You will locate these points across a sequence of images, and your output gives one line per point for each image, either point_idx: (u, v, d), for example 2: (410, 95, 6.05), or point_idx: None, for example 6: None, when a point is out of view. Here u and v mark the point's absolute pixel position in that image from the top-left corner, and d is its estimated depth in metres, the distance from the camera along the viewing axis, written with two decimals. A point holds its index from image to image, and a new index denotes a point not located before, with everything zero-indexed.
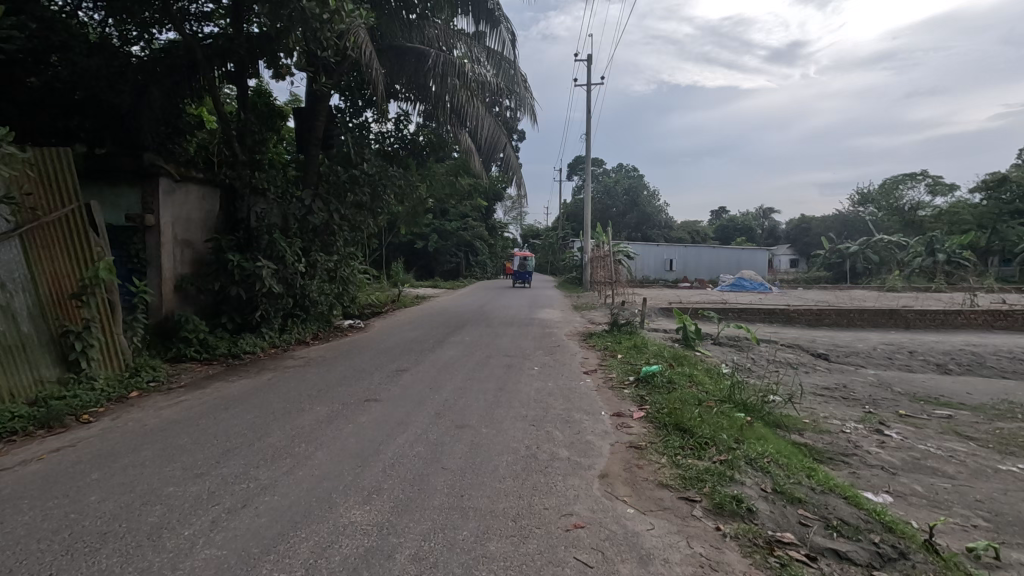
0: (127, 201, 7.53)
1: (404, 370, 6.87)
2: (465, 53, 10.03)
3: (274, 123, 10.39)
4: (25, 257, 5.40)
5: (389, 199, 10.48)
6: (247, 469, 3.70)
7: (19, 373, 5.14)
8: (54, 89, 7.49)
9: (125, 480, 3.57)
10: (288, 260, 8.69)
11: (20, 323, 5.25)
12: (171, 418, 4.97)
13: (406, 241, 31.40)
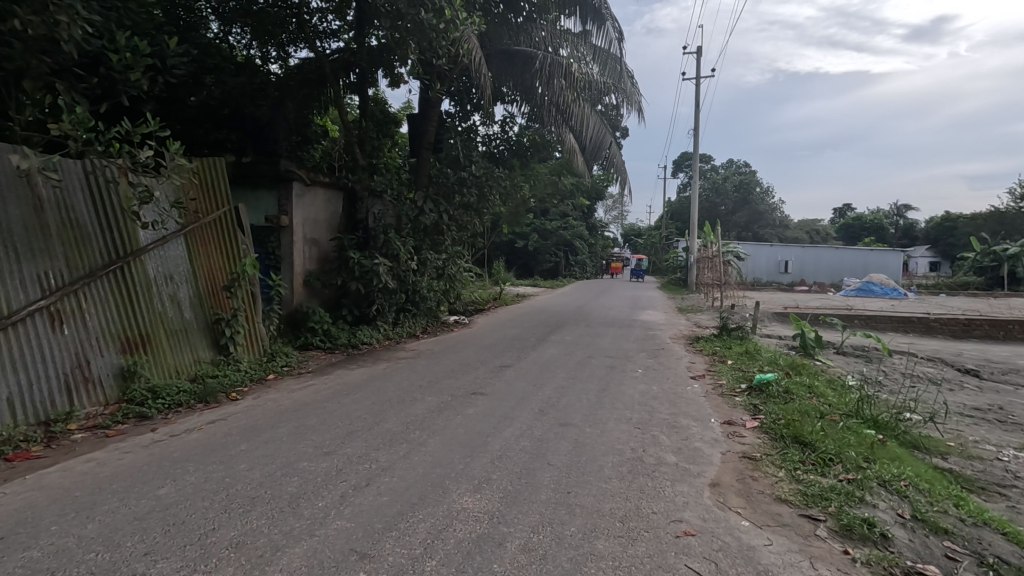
0: (266, 204, 8.42)
1: (508, 366, 7.03)
2: (572, 53, 10.01)
3: (389, 129, 11.09)
4: (189, 253, 6.19)
5: (494, 200, 10.77)
6: (368, 451, 4.01)
7: (183, 353, 5.94)
8: (209, 107, 8.56)
9: (268, 452, 4.02)
10: (401, 259, 9.25)
11: (184, 310, 6.05)
12: (303, 400, 5.51)
13: (507, 241, 32.03)
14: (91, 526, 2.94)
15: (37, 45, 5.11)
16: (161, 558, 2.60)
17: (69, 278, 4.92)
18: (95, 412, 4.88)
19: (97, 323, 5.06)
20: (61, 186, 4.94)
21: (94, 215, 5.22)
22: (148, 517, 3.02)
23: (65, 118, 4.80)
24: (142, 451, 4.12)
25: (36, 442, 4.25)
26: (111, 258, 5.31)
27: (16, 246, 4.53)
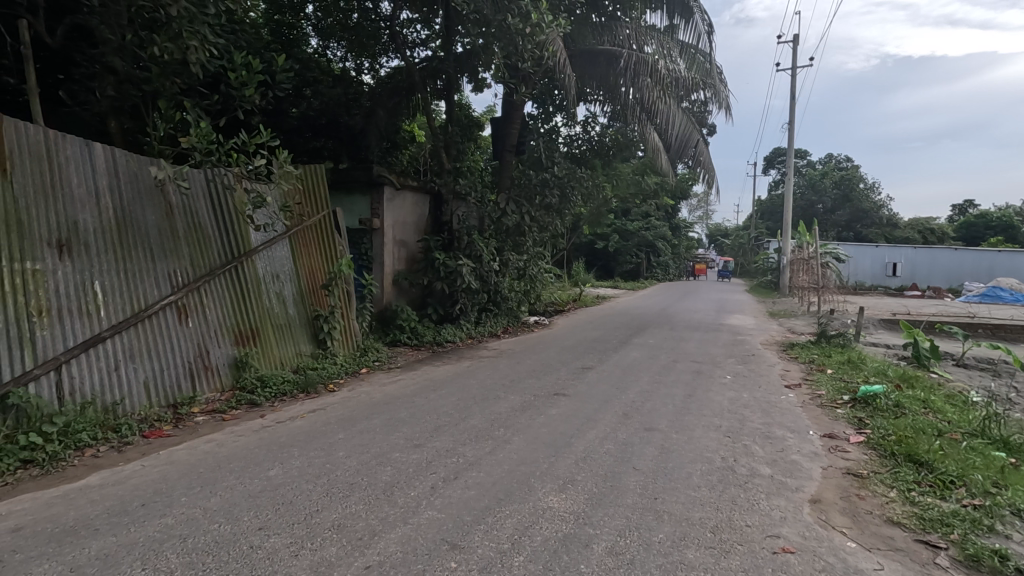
0: (360, 207, 8.90)
1: (589, 368, 6.98)
2: (658, 50, 9.76)
3: (473, 133, 11.36)
4: (293, 254, 6.68)
5: (575, 200, 10.75)
6: (455, 446, 4.14)
7: (287, 346, 6.43)
8: (309, 117, 9.19)
9: (363, 441, 4.26)
10: (485, 260, 9.46)
11: (288, 306, 6.54)
12: (394, 393, 5.79)
13: (587, 242, 31.77)
14: (214, 500, 3.26)
15: (170, 68, 5.74)
16: (274, 533, 2.83)
17: (193, 275, 5.46)
18: (213, 398, 5.40)
19: (215, 317, 5.59)
20: (188, 193, 5.51)
21: (214, 219, 5.77)
22: (261, 495, 3.30)
23: (193, 133, 5.36)
24: (254, 434, 4.51)
25: (166, 421, 4.77)
26: (228, 258, 5.85)
27: (151, 247, 5.10)
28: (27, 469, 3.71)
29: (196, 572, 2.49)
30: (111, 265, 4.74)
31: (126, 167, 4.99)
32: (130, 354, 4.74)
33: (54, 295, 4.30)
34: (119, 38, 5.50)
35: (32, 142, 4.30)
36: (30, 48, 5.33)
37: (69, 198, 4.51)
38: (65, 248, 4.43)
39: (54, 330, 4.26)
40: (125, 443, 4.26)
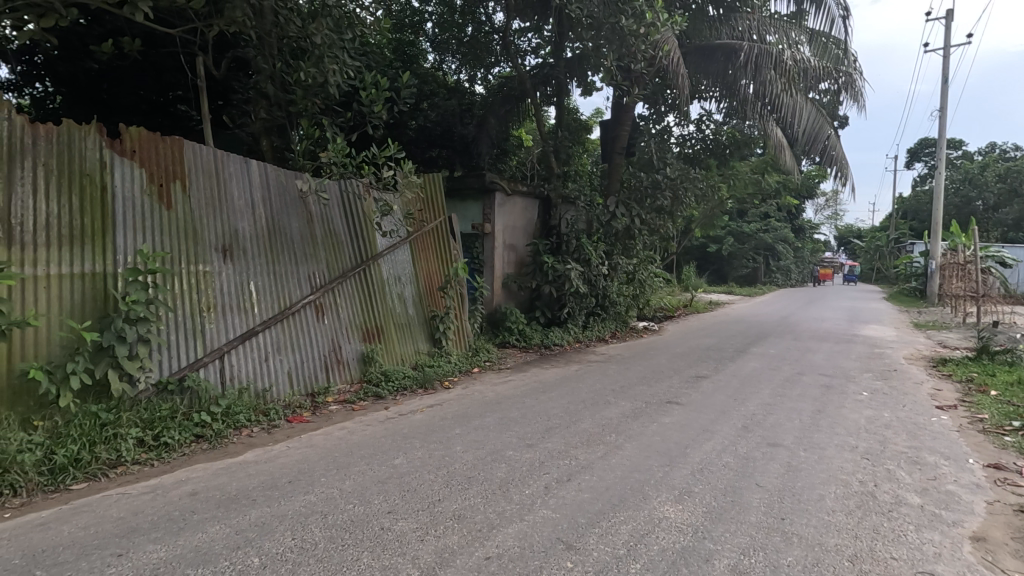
0: (473, 212, 9.24)
1: (704, 377, 6.67)
2: (783, 40, 9.15)
3: (581, 136, 11.36)
4: (413, 258, 7.11)
5: (689, 202, 10.35)
6: (567, 448, 4.17)
7: (407, 344, 6.85)
8: (427, 129, 9.72)
9: (478, 438, 4.44)
10: (593, 263, 9.43)
11: (408, 307, 6.97)
12: (505, 393, 5.96)
13: (698, 245, 30.43)
14: (349, 482, 3.57)
15: (311, 90, 6.37)
16: (401, 518, 3.04)
17: (329, 277, 6.01)
18: (344, 389, 5.90)
19: (346, 315, 6.12)
20: (326, 202, 6.06)
21: (347, 225, 6.30)
22: (388, 481, 3.56)
23: (330, 149, 5.92)
24: (380, 424, 4.87)
25: (306, 408, 5.30)
26: (357, 261, 6.36)
27: (295, 251, 5.69)
28: (198, 443, 4.30)
29: (337, 545, 2.75)
30: (263, 268, 5.37)
31: (275, 180, 5.61)
32: (277, 346, 5.34)
33: (219, 293, 4.96)
34: (271, 67, 6.22)
35: (204, 161, 4.99)
36: (202, 80, 6.19)
37: (232, 209, 5.17)
38: (227, 252, 5.09)
39: (219, 324, 4.91)
40: (273, 426, 4.79)
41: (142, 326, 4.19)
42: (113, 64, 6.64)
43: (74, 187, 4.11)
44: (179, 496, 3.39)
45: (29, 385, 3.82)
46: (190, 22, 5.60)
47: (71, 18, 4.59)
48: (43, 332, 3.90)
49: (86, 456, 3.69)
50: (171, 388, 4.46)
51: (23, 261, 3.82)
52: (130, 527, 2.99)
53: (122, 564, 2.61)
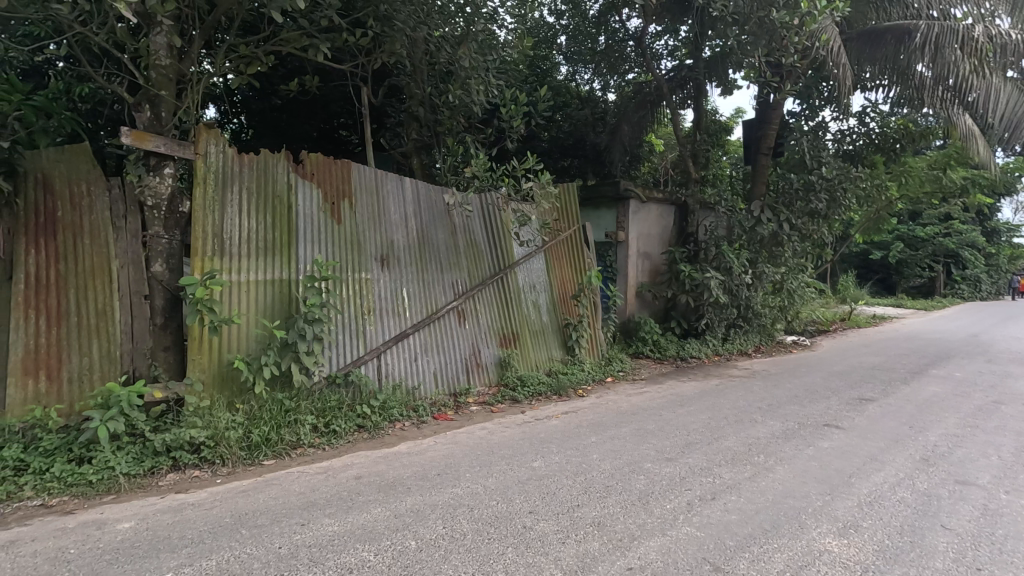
0: (606, 221, 9.20)
1: (869, 400, 5.95)
2: (974, 12, 7.90)
3: (721, 139, 10.78)
4: (548, 266, 7.25)
5: (848, 204, 9.31)
6: (710, 465, 3.97)
7: (541, 350, 7.01)
8: (560, 140, 9.87)
9: (615, 447, 4.40)
10: (736, 272, 8.80)
11: (543, 314, 7.13)
12: (641, 404, 5.83)
13: (858, 251, 27.20)
14: (491, 479, 3.75)
15: (457, 109, 6.81)
16: (542, 519, 3.13)
17: (471, 285, 6.36)
18: (483, 391, 6.20)
19: (486, 321, 6.43)
20: (469, 214, 6.43)
21: (487, 235, 6.61)
22: (528, 482, 3.68)
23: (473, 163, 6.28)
24: (517, 427, 5.04)
25: (449, 407, 5.66)
26: (496, 269, 6.65)
27: (441, 260, 6.11)
28: (360, 432, 4.80)
29: (484, 538, 2.90)
30: (413, 275, 5.85)
31: (425, 194, 6.08)
32: (425, 348, 5.78)
33: (378, 298, 5.49)
34: (422, 92, 6.77)
35: (367, 180, 5.57)
36: (364, 108, 6.93)
37: (388, 222, 5.70)
38: (384, 261, 5.62)
39: (377, 326, 5.44)
40: (422, 422, 5.19)
41: (318, 326, 4.77)
42: (294, 100, 7.70)
43: (268, 206, 4.84)
44: (347, 478, 3.81)
45: (233, 374, 4.56)
46: (356, 57, 6.32)
47: (268, 64, 5.43)
48: (244, 329, 4.64)
49: (274, 436, 4.30)
50: (339, 382, 5.02)
51: (230, 269, 4.58)
52: (309, 501, 3.43)
53: (305, 532, 3.01)
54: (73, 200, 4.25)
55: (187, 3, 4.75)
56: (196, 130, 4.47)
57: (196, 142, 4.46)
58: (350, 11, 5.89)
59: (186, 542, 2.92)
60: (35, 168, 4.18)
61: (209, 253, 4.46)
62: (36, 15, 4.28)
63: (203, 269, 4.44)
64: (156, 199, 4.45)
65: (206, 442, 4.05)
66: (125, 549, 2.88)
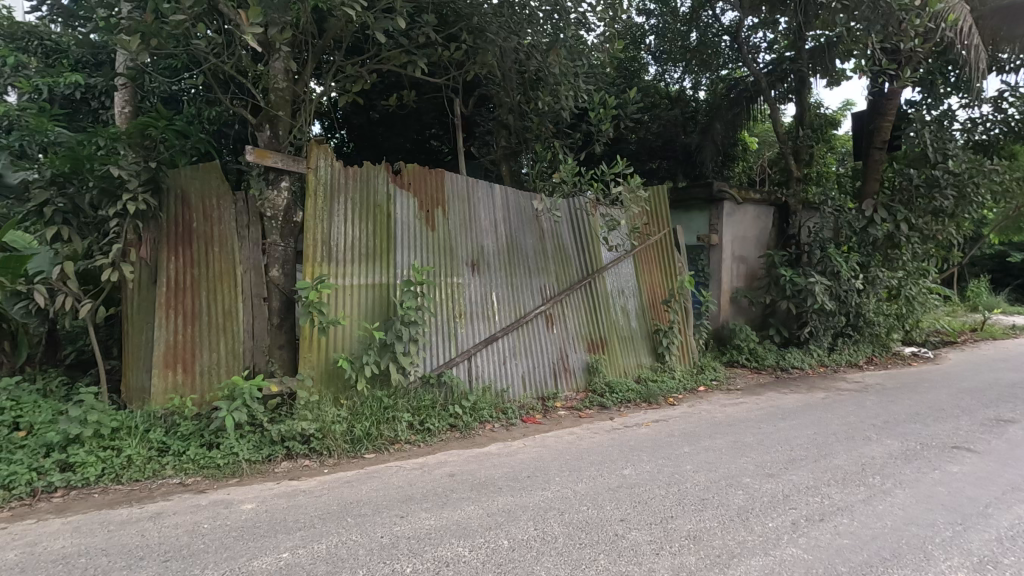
0: (698, 224, 8.86)
1: (1008, 421, 5.27)
2: None
3: (827, 134, 10.03)
4: (637, 271, 7.11)
5: (981, 201, 8.32)
6: (817, 484, 3.70)
7: (629, 357, 6.89)
8: (648, 142, 9.62)
9: (710, 459, 4.23)
10: (844, 277, 8.14)
11: (632, 320, 7.00)
12: (737, 416, 5.55)
13: (992, 253, 24.16)
14: (581, 485, 3.74)
15: (546, 116, 6.87)
16: (635, 528, 3.07)
17: (558, 289, 6.38)
18: (571, 396, 6.20)
19: (573, 326, 6.41)
20: (557, 219, 6.45)
21: (575, 240, 6.60)
22: (618, 489, 3.63)
23: (563, 168, 6.30)
24: (606, 434, 4.99)
25: (537, 410, 5.71)
26: (584, 274, 6.61)
27: (529, 265, 6.19)
28: (452, 431, 4.98)
29: (575, 543, 2.90)
30: (502, 280, 5.97)
31: (514, 200, 6.18)
32: (513, 352, 5.87)
33: (469, 302, 5.67)
34: (512, 100, 6.89)
35: (458, 188, 5.76)
36: (455, 118, 7.18)
37: (479, 228, 5.86)
38: (475, 266, 5.78)
39: (468, 329, 5.61)
40: (510, 424, 5.29)
41: (414, 328, 5.01)
42: (390, 114, 8.12)
43: (369, 215, 5.15)
44: (441, 475, 3.96)
45: (338, 371, 4.90)
46: (449, 70, 6.58)
47: (371, 82, 5.80)
48: (348, 330, 4.97)
49: (374, 431, 4.57)
50: (432, 382, 5.23)
51: (336, 274, 4.93)
52: (407, 495, 3.60)
53: (403, 524, 3.16)
54: (205, 212, 4.76)
55: (302, 31, 5.19)
56: (309, 146, 4.85)
57: (308, 157, 4.85)
58: (444, 27, 6.15)
59: (299, 526, 3.18)
60: (175, 185, 4.74)
61: (318, 260, 4.83)
62: (179, 50, 4.86)
63: (313, 274, 4.82)
64: (274, 210, 4.93)
65: (315, 434, 4.37)
66: (249, 527, 3.18)
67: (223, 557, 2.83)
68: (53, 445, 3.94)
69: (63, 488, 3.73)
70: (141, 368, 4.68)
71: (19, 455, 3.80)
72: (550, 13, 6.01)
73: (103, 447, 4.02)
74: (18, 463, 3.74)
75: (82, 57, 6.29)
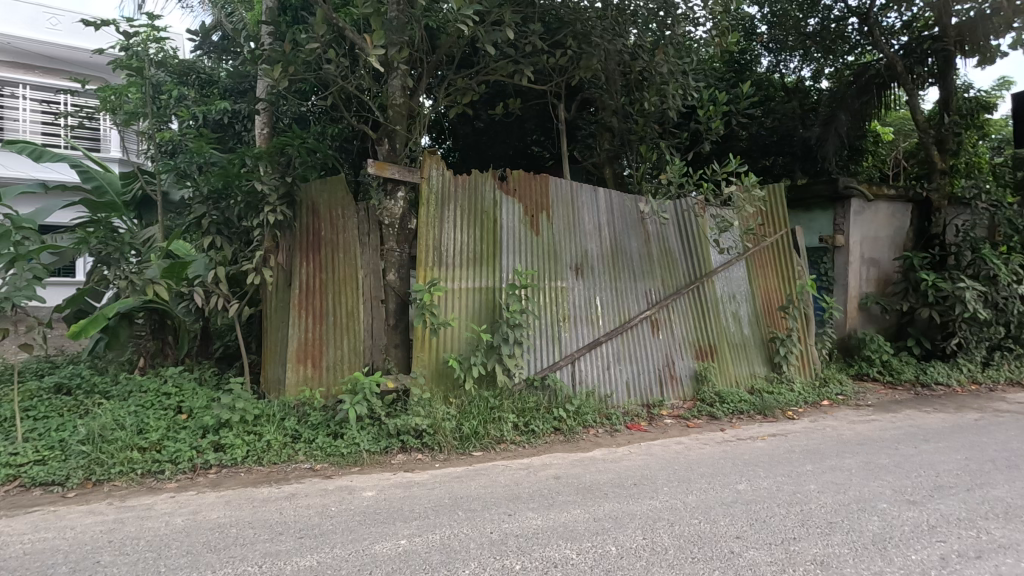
0: (821, 223, 8.18)
1: None
2: None
3: (978, 119, 8.83)
4: (750, 275, 6.71)
5: None
6: (972, 517, 3.27)
7: (742, 366, 6.51)
8: (760, 138, 8.91)
9: (837, 480, 3.88)
10: (1002, 282, 7.11)
11: (744, 327, 6.61)
12: (869, 434, 5.05)
13: None
14: (691, 497, 3.59)
15: (652, 116, 6.70)
16: (753, 546, 2.90)
17: (665, 294, 6.19)
18: (678, 404, 5.99)
19: (680, 332, 6.19)
20: (663, 221, 6.26)
21: (682, 243, 6.36)
22: (733, 505, 3.45)
23: (670, 169, 6.09)
24: (718, 446, 4.76)
25: (642, 417, 5.58)
26: (692, 278, 6.36)
27: (634, 269, 6.06)
28: (556, 434, 5.02)
29: (687, 557, 2.80)
30: (606, 284, 5.90)
31: (619, 203, 6.09)
32: (617, 357, 5.79)
33: (573, 306, 5.67)
34: (616, 102, 6.79)
35: (562, 193, 5.77)
36: (559, 123, 7.22)
37: (583, 232, 5.85)
38: (578, 270, 5.77)
39: (571, 333, 5.62)
40: (615, 430, 5.22)
41: (519, 331, 5.11)
42: (495, 122, 8.34)
43: (477, 221, 5.34)
44: (546, 477, 4.00)
45: (448, 371, 5.13)
46: (553, 76, 6.64)
47: (479, 93, 6.02)
48: (457, 332, 5.19)
49: (482, 430, 4.73)
50: (537, 384, 5.30)
51: (447, 278, 5.17)
52: (514, 494, 3.68)
53: (511, 522, 3.24)
54: (332, 221, 5.21)
55: (416, 49, 5.51)
56: (423, 157, 5.14)
57: (422, 168, 5.13)
58: (549, 35, 6.24)
59: (415, 516, 3.36)
60: (306, 197, 5.23)
61: (431, 264, 5.09)
62: (311, 75, 5.37)
63: (426, 278, 5.09)
64: (392, 218, 5.28)
65: (427, 429, 4.61)
66: (370, 513, 3.43)
67: (350, 539, 3.07)
68: (209, 428, 4.51)
69: (217, 466, 4.24)
70: (278, 362, 5.21)
71: (183, 434, 4.39)
72: (657, 11, 5.87)
73: (248, 431, 4.53)
74: (182, 442, 4.32)
75: (229, 86, 7.12)
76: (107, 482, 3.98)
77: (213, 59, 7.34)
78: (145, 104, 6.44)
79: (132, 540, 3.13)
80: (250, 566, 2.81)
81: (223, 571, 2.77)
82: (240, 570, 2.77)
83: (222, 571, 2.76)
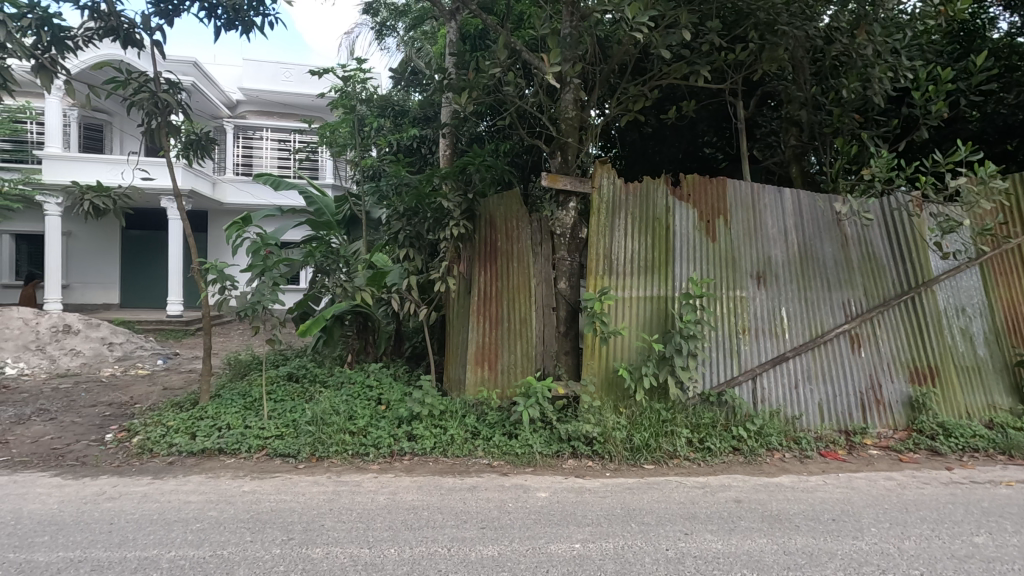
0: None
1: None
2: None
3: None
4: (984, 283, 5.55)
5: None
6: None
7: (974, 394, 5.41)
8: (998, 118, 7.25)
9: None
10: None
11: (978, 347, 5.48)
12: None
13: None
14: (908, 542, 3.09)
15: (852, 104, 5.90)
16: None
17: (869, 306, 5.40)
18: (886, 433, 5.19)
19: (890, 350, 5.35)
20: (867, 223, 5.47)
21: (892, 247, 5.49)
22: (969, 560, 2.88)
23: (873, 163, 5.25)
24: (944, 486, 4.02)
25: (840, 445, 4.96)
26: (906, 288, 5.44)
27: (829, 277, 5.39)
28: (735, 454, 4.70)
29: None
30: (795, 293, 5.35)
31: (810, 204, 5.47)
32: (808, 376, 5.21)
33: (754, 317, 5.25)
34: (804, 93, 6.12)
35: (743, 195, 5.37)
36: (737, 121, 6.75)
37: (766, 236, 5.37)
38: (761, 278, 5.32)
39: (752, 346, 5.20)
40: (806, 456, 4.73)
41: (693, 343, 4.87)
42: (664, 126, 8.09)
43: (649, 228, 5.24)
44: (726, 499, 3.75)
45: (618, 380, 5.10)
46: (729, 74, 6.23)
47: (651, 98, 5.88)
48: (627, 340, 5.14)
49: (654, 443, 4.64)
50: (713, 399, 5.01)
51: (618, 287, 5.16)
52: (691, 513, 3.52)
53: (689, 542, 3.10)
54: (507, 233, 5.52)
55: (588, 61, 5.61)
56: (595, 166, 5.19)
57: (593, 177, 5.18)
58: (727, 30, 5.89)
59: (589, 521, 3.40)
60: (484, 211, 5.62)
61: (601, 273, 5.13)
62: (489, 98, 5.79)
63: (597, 286, 5.14)
64: (563, 228, 5.43)
65: (598, 437, 4.65)
66: (545, 512, 3.56)
67: (527, 535, 3.22)
68: (403, 419, 5.08)
69: (410, 453, 4.76)
70: (459, 363, 5.67)
71: (383, 423, 5.01)
72: None
73: (435, 424, 5.00)
74: (382, 429, 4.92)
75: (416, 115, 8.00)
76: (327, 458, 4.71)
77: (404, 92, 8.29)
78: (353, 136, 7.50)
79: (347, 510, 3.66)
80: (441, 547, 3.10)
81: (419, 548, 3.11)
82: (432, 550, 3.07)
83: (416, 549, 3.09)
